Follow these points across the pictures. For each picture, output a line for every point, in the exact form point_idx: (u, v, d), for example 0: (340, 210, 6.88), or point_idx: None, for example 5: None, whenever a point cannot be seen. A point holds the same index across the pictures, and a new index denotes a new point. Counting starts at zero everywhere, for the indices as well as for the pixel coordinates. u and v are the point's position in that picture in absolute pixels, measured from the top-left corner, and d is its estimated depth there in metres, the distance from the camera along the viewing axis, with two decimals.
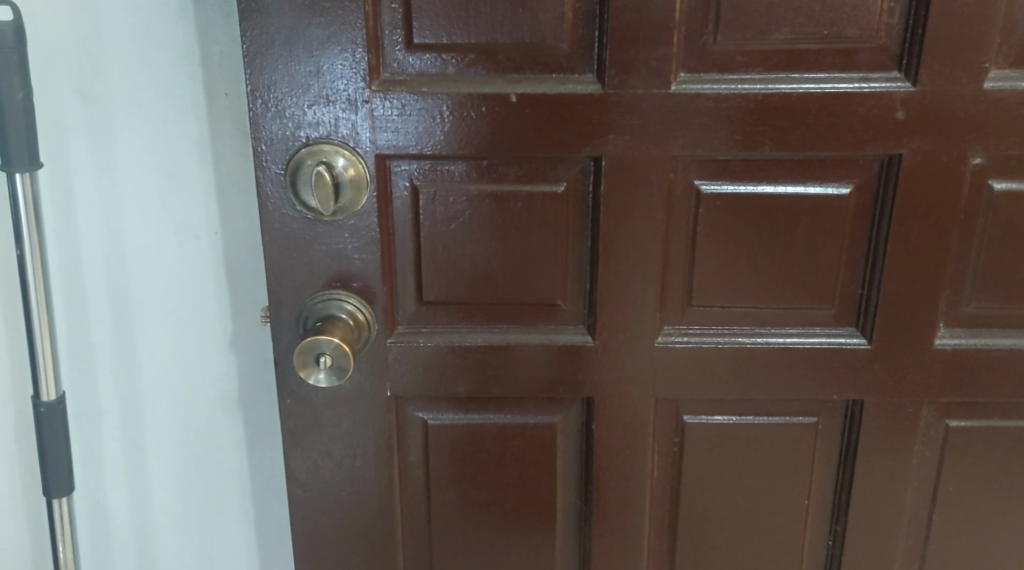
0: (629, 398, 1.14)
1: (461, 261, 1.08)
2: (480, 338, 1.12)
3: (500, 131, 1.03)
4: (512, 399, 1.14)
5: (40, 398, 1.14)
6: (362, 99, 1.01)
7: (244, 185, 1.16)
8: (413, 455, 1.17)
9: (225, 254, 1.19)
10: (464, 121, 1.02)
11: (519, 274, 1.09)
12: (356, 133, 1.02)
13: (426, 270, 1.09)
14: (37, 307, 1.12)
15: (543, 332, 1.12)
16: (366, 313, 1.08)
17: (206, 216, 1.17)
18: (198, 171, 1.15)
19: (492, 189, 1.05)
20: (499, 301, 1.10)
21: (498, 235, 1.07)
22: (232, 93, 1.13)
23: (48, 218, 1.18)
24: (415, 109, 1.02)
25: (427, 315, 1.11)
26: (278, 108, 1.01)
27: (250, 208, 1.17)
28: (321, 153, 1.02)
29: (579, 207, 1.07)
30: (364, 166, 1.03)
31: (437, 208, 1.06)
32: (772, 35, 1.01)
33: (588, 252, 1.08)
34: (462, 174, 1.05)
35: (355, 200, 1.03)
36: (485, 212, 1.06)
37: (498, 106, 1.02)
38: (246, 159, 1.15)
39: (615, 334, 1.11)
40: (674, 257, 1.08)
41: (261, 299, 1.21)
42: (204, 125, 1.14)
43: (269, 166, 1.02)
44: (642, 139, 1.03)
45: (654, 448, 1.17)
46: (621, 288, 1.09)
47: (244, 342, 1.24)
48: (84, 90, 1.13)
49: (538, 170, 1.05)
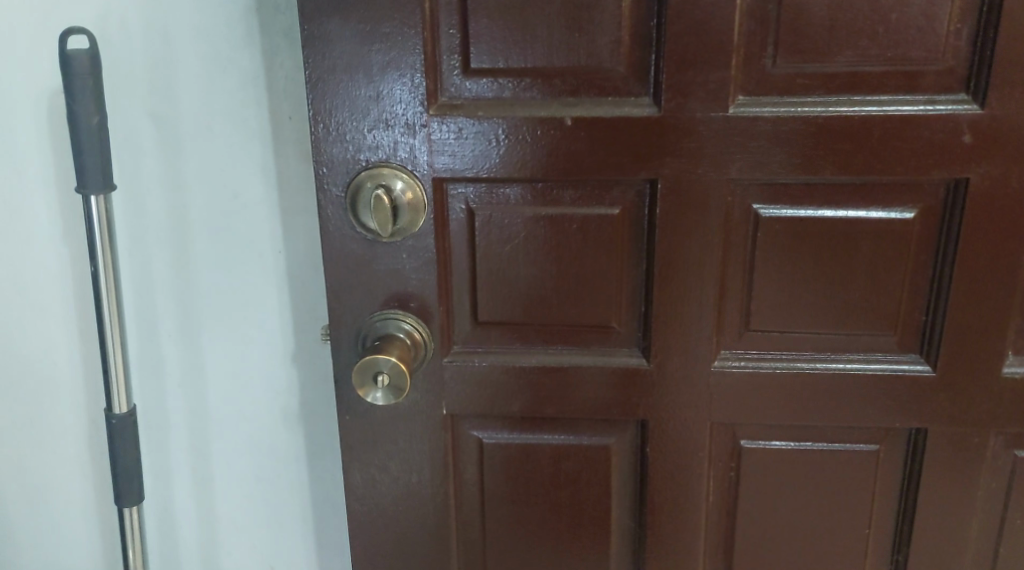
0: (685, 421, 1.13)
1: (516, 283, 1.09)
2: (536, 359, 1.12)
3: (556, 154, 1.03)
4: (567, 420, 1.15)
5: (112, 412, 1.18)
6: (420, 122, 1.03)
7: (309, 205, 1.19)
8: (468, 473, 1.18)
9: (289, 271, 1.22)
10: (520, 144, 1.03)
11: (574, 296, 1.09)
12: (414, 156, 1.04)
13: (483, 291, 1.10)
14: (110, 321, 1.17)
15: (599, 354, 1.12)
16: (423, 332, 1.10)
17: (272, 234, 1.20)
18: (264, 191, 1.19)
19: (547, 211, 1.06)
20: (554, 322, 1.10)
21: (553, 257, 1.07)
22: (297, 115, 1.16)
23: (121, 234, 1.21)
24: (472, 132, 1.03)
25: (483, 335, 1.12)
26: (339, 132, 1.03)
27: (313, 227, 1.20)
28: (380, 176, 1.03)
29: (635, 230, 1.07)
30: (422, 189, 1.04)
31: (494, 229, 1.07)
32: (833, 58, 1.00)
33: (644, 275, 1.08)
34: (518, 197, 1.06)
35: (412, 223, 1.05)
36: (541, 234, 1.07)
37: (554, 129, 1.03)
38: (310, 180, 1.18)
39: (671, 357, 1.10)
40: (732, 281, 1.08)
41: (323, 315, 1.24)
42: (270, 146, 1.17)
43: (330, 189, 1.05)
44: (699, 162, 1.03)
45: (711, 471, 1.16)
46: (677, 311, 1.08)
47: (307, 357, 1.26)
48: (156, 110, 1.16)
49: (593, 193, 1.05)
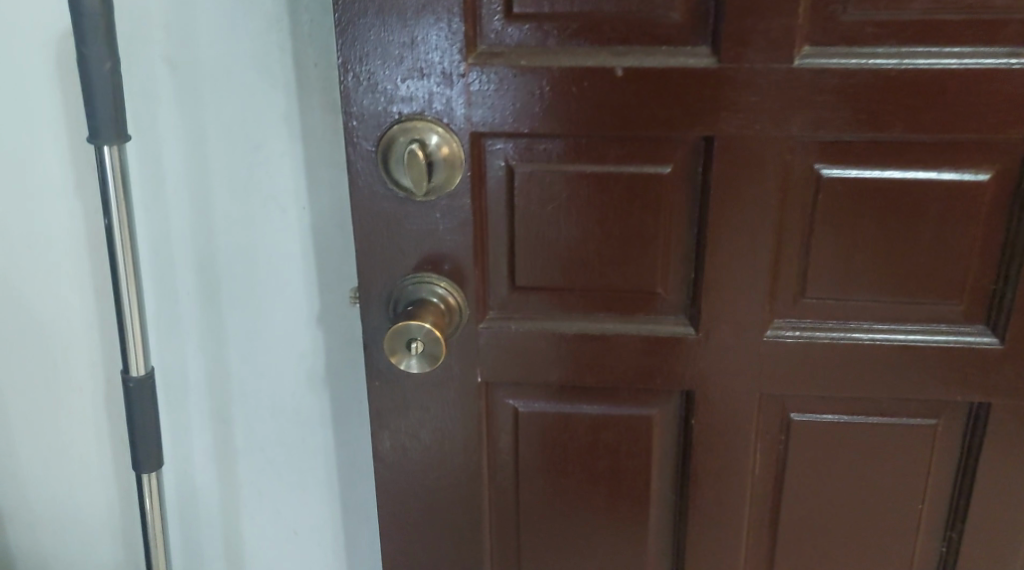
0: (733, 392, 1.07)
1: (558, 245, 1.02)
2: (575, 325, 1.06)
3: (604, 108, 0.96)
4: (608, 390, 1.09)
5: (129, 374, 1.13)
6: (457, 73, 0.95)
7: (335, 158, 1.12)
8: (503, 441, 1.12)
9: (314, 227, 1.16)
10: (565, 97, 0.96)
11: (618, 260, 1.02)
12: (451, 108, 0.96)
13: (521, 254, 1.03)
14: (126, 281, 1.10)
15: (643, 321, 1.05)
16: (457, 296, 1.03)
17: (295, 188, 1.14)
18: (288, 143, 1.12)
19: (593, 169, 0.99)
20: (597, 288, 1.04)
21: (596, 218, 1.01)
22: (323, 62, 1.09)
23: (138, 187, 1.16)
24: (514, 83, 0.95)
25: (520, 300, 1.06)
26: (369, 82, 0.95)
27: (340, 181, 1.13)
28: (414, 130, 0.96)
29: (686, 190, 0.99)
30: (459, 144, 0.97)
31: (535, 188, 1.00)
32: (907, 6, 0.91)
33: (694, 238, 1.01)
34: (561, 153, 0.99)
35: (448, 180, 0.98)
36: (585, 193, 1.00)
37: (602, 81, 0.95)
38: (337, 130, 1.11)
39: (721, 325, 1.04)
40: (788, 245, 1.01)
41: (350, 274, 1.18)
42: (295, 95, 1.10)
43: (360, 143, 0.97)
44: (758, 118, 0.95)
45: (758, 444, 1.10)
46: (729, 276, 1.01)
47: (333, 317, 1.20)
48: (173, 57, 1.10)
49: (642, 149, 0.98)
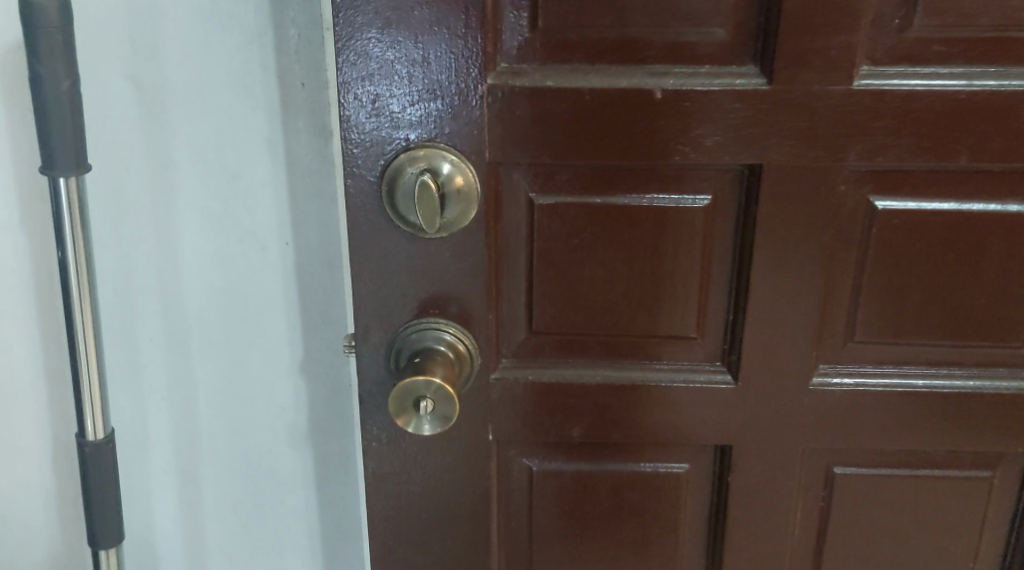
0: (772, 445, 0.97)
1: (581, 286, 0.91)
2: (598, 374, 0.95)
3: (637, 133, 0.84)
4: (634, 445, 0.98)
5: (86, 437, 0.99)
6: (471, 93, 0.84)
7: (322, 187, 1.01)
8: (514, 503, 1.01)
9: (297, 266, 1.04)
10: (594, 122, 0.84)
11: (647, 302, 0.92)
12: (466, 135, 0.85)
13: (541, 296, 0.92)
14: (83, 333, 0.97)
15: (675, 369, 0.94)
16: (467, 342, 0.92)
17: (277, 222, 1.03)
18: (268, 171, 1.01)
19: (623, 202, 0.88)
20: (624, 333, 0.93)
21: (625, 256, 0.90)
22: (311, 82, 0.98)
23: (97, 222, 1.04)
24: (537, 107, 0.84)
25: (537, 347, 0.94)
26: (371, 103, 0.84)
27: (328, 213, 1.02)
28: (423, 158, 0.85)
29: (727, 224, 0.89)
30: (474, 174, 0.86)
31: (557, 223, 0.89)
32: (977, 21, 0.81)
33: (733, 277, 0.91)
34: (587, 183, 0.88)
35: (462, 215, 0.87)
36: (614, 228, 0.89)
37: (637, 103, 0.83)
38: (326, 157, 1.00)
39: (760, 374, 0.93)
40: (837, 286, 0.90)
41: (338, 317, 1.06)
42: (277, 118, 0.99)
43: (360, 174, 0.86)
44: (810, 146, 0.84)
45: (797, 500, 1.00)
46: (771, 319, 0.91)
47: (317, 364, 1.08)
48: (137, 76, 0.99)
49: (678, 180, 0.87)
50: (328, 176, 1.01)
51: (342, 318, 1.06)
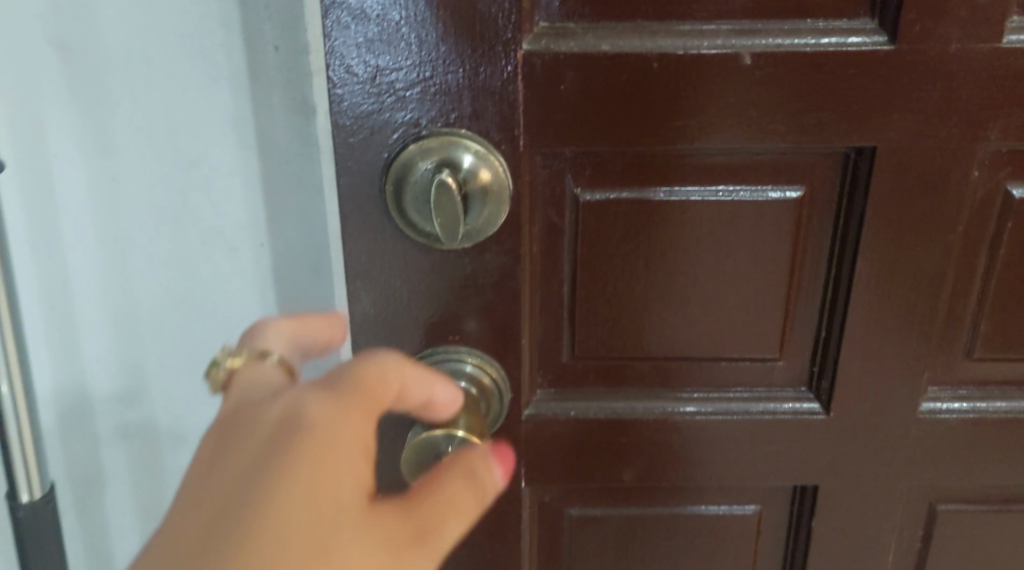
0: (869, 486, 0.78)
1: (638, 298, 0.73)
2: (659, 405, 0.76)
3: (717, 110, 0.65)
4: (697, 487, 0.79)
5: (18, 500, 0.80)
6: (501, 63, 0.64)
7: (302, 176, 0.82)
8: (549, 555, 0.82)
9: (276, 272, 0.85)
10: (664, 95, 0.65)
11: (720, 317, 0.73)
12: (495, 117, 0.65)
13: (587, 313, 0.73)
14: (5, 371, 0.77)
15: (751, 398, 0.76)
16: (493, 373, 0.73)
17: (249, 220, 0.84)
18: (235, 159, 0.81)
19: (694, 196, 0.69)
20: (690, 357, 0.75)
21: (695, 260, 0.71)
22: (285, 46, 0.78)
23: (22, 226, 0.84)
24: (589, 79, 0.65)
25: (581, 375, 0.75)
26: (369, 80, 0.65)
27: (310, 208, 0.83)
28: (438, 150, 0.65)
29: (824, 221, 0.70)
30: (503, 167, 0.67)
31: (610, 223, 0.70)
32: None
33: (826, 285, 0.72)
34: (645, 171, 0.69)
35: (492, 220, 0.67)
36: (681, 228, 0.70)
37: (719, 71, 0.64)
38: (308, 139, 0.81)
39: (861, 402, 0.75)
40: (962, 294, 0.72)
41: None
42: (246, 92, 0.79)
43: (359, 171, 0.67)
44: (944, 121, 0.65)
45: (894, 547, 0.82)
46: (879, 338, 0.72)
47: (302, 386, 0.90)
48: (64, 40, 0.78)
49: (765, 166, 0.68)
50: (310, 163, 0.81)
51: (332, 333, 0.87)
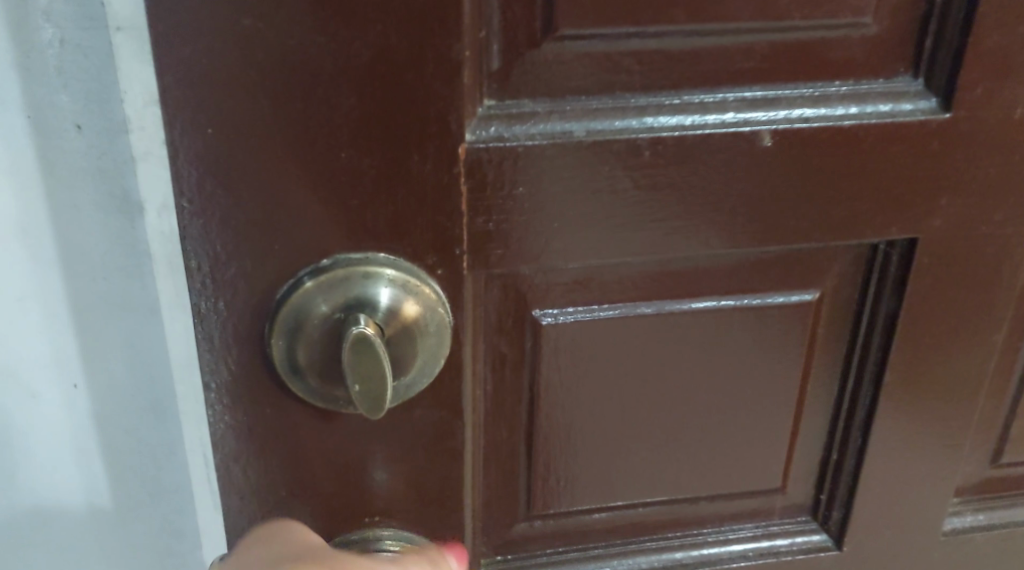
0: None
1: (609, 434, 0.57)
2: (641, 560, 0.61)
3: (725, 205, 0.49)
4: None
5: None
6: (436, 164, 0.45)
7: (128, 294, 0.58)
8: None
9: (100, 418, 0.62)
10: (656, 192, 0.48)
11: (710, 446, 0.58)
12: (432, 238, 0.47)
13: (549, 461, 0.57)
14: None
15: (748, 536, 0.62)
16: (423, 554, 0.54)
17: (56, 356, 0.60)
18: (29, 278, 0.57)
19: (689, 308, 0.54)
20: (676, 498, 0.60)
21: (685, 387, 0.56)
22: (91, 125, 0.54)
23: None
24: (556, 177, 0.47)
25: (541, 536, 0.60)
26: (245, 195, 0.44)
27: (142, 339, 0.60)
28: (346, 286, 0.46)
29: (841, 328, 0.56)
30: (438, 298, 0.48)
31: (581, 352, 0.54)
32: None
33: (842, 400, 0.58)
34: (625, 286, 0.53)
35: (426, 370, 0.49)
36: (671, 351, 0.55)
37: (728, 157, 0.48)
38: (133, 248, 0.57)
39: (877, 530, 0.62)
40: (994, 394, 0.59)
41: (177, 482, 0.64)
42: (37, 188, 0.55)
43: (237, 319, 0.47)
44: (1000, 205, 0.51)
45: None
46: (901, 457, 0.59)
47: (150, 549, 0.67)
48: None
49: (776, 269, 0.53)
50: (139, 276, 0.58)
51: (186, 484, 0.64)
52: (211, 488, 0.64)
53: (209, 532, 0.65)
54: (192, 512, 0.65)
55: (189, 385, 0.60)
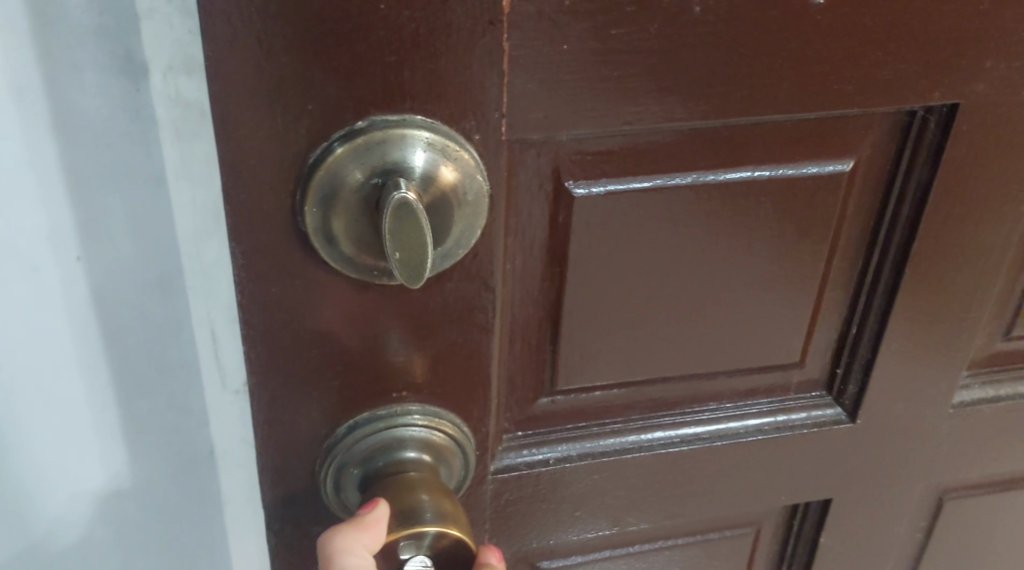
0: (884, 486, 0.67)
1: (634, 311, 0.55)
2: (658, 434, 0.61)
3: (773, 68, 0.47)
4: (694, 516, 0.65)
5: None
6: (480, 19, 0.43)
7: (131, 163, 0.53)
8: None
9: (98, 304, 0.56)
10: (705, 54, 0.46)
11: (735, 322, 0.57)
12: (474, 101, 0.45)
13: (574, 340, 0.56)
14: None
15: (765, 412, 0.62)
16: (445, 427, 0.54)
17: (48, 236, 0.53)
18: (18, 145, 0.51)
19: (725, 178, 0.52)
20: (698, 375, 0.59)
21: (713, 260, 0.55)
22: None
23: None
24: (604, 35, 0.45)
25: (562, 414, 0.59)
26: (282, 51, 0.42)
27: (151, 206, 0.54)
28: (382, 150, 0.44)
29: (872, 199, 0.55)
30: (475, 163, 0.46)
31: (614, 225, 0.52)
32: None
33: (872, 276, 0.57)
34: (658, 155, 0.51)
35: (462, 237, 0.47)
36: (704, 223, 0.53)
37: (779, 15, 0.46)
38: (140, 110, 0.52)
39: (890, 403, 0.62)
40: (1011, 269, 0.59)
41: (184, 363, 0.59)
42: (32, 48, 0.49)
43: (268, 185, 0.44)
44: None
45: (896, 545, 0.71)
46: (921, 330, 0.59)
47: (154, 445, 0.61)
48: None
49: (812, 135, 0.52)
50: (144, 142, 0.53)
51: (193, 363, 0.59)
52: (220, 361, 0.60)
53: (218, 411, 0.61)
54: (198, 397, 0.60)
55: (199, 254, 0.56)
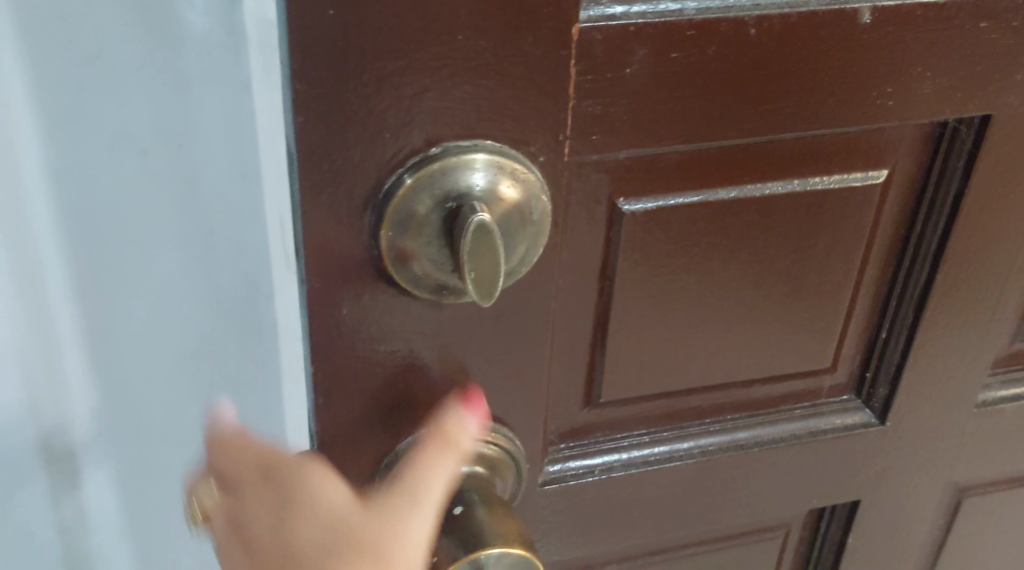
0: (909, 484, 0.69)
1: (678, 323, 0.57)
2: (698, 444, 0.62)
3: (821, 85, 0.49)
4: (729, 522, 0.67)
5: None
6: (550, 46, 0.45)
7: (218, 68, 0.58)
8: None
9: (183, 193, 0.61)
10: (758, 74, 0.48)
11: (773, 331, 0.59)
12: (541, 123, 0.46)
13: (622, 354, 0.57)
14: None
15: (800, 418, 0.64)
16: (496, 442, 0.55)
17: (143, 125, 0.58)
18: (122, 39, 0.56)
19: (768, 192, 0.54)
20: (737, 383, 0.61)
21: (755, 270, 0.57)
22: None
23: None
24: (665, 59, 0.46)
25: (607, 425, 0.60)
26: (362, 78, 0.44)
27: (234, 108, 0.59)
28: (451, 177, 0.46)
29: (905, 209, 0.57)
30: (538, 185, 0.47)
31: (663, 240, 0.54)
32: None
33: (902, 282, 0.59)
34: (706, 170, 0.53)
35: (525, 257, 0.48)
36: (747, 235, 0.55)
37: (828, 36, 0.48)
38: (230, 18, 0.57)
39: (916, 404, 0.64)
40: None
41: (257, 256, 0.64)
42: None
43: (343, 208, 0.46)
44: None
45: (917, 542, 0.73)
46: (947, 334, 0.62)
47: (224, 332, 0.66)
48: None
49: (850, 148, 0.54)
50: (231, 48, 0.57)
51: (266, 259, 0.64)
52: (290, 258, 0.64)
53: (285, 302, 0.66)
54: (268, 283, 0.65)
55: (273, 152, 0.60)
